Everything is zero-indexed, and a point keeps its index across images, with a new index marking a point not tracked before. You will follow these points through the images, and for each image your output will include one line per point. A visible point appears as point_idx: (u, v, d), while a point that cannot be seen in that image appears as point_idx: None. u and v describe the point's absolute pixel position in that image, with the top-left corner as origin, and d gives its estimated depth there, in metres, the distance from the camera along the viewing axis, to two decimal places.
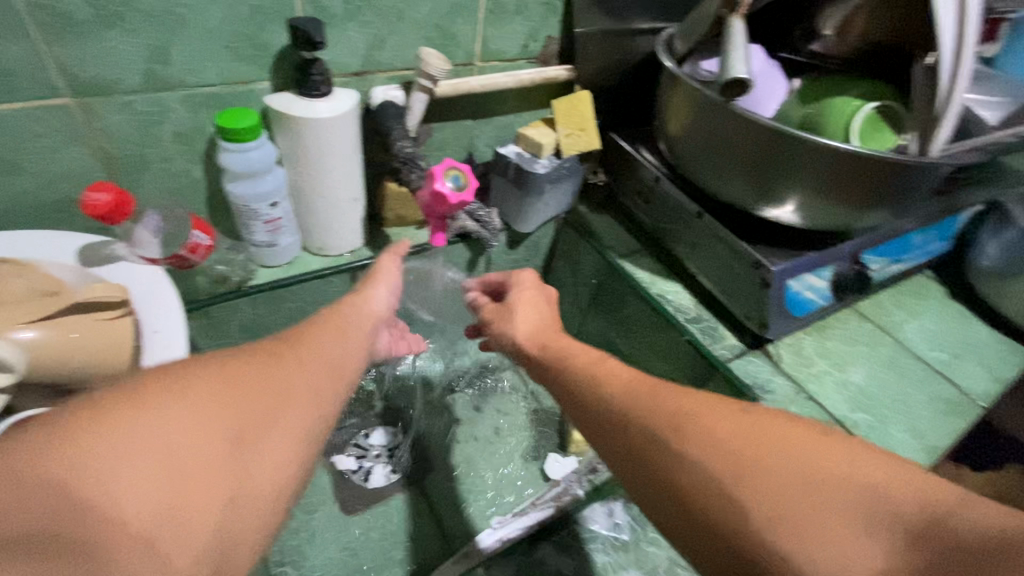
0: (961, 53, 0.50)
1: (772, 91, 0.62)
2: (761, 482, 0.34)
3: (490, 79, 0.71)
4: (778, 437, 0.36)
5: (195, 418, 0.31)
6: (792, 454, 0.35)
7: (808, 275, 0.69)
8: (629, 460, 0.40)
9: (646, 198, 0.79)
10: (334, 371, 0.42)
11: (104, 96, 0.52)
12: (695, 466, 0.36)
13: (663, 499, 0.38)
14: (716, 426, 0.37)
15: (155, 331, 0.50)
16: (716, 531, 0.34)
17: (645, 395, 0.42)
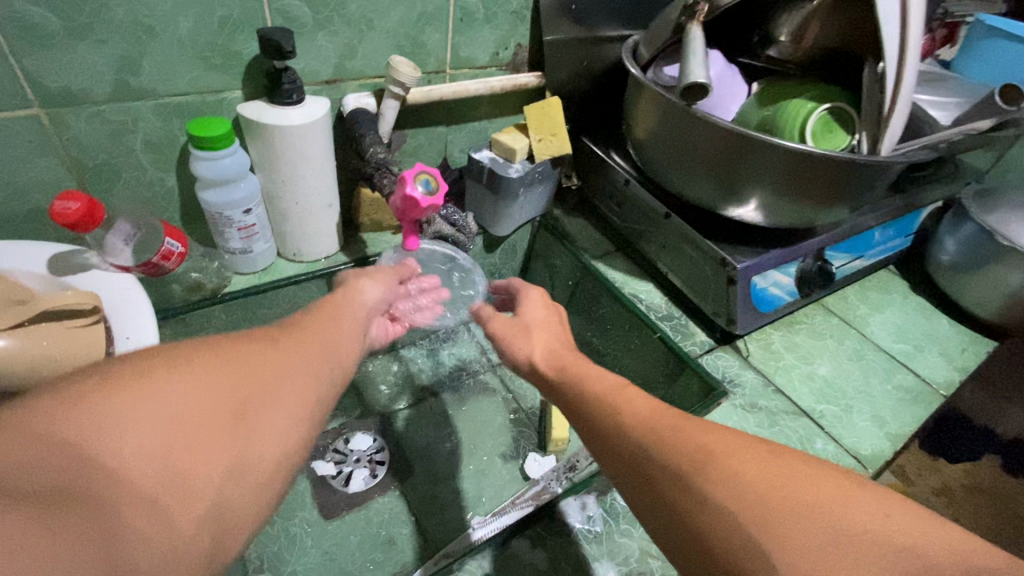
0: (905, 56, 0.53)
1: (730, 95, 0.65)
2: (744, 497, 0.31)
3: (462, 86, 0.73)
4: (768, 459, 0.34)
5: (200, 387, 0.29)
6: (781, 479, 0.32)
7: (773, 272, 0.71)
8: (615, 450, 0.39)
9: (618, 200, 0.81)
10: (336, 355, 0.40)
11: (74, 107, 0.52)
12: (676, 465, 0.35)
13: (673, 528, 0.34)
14: (738, 460, 0.33)
15: (127, 339, 0.50)
16: (693, 529, 0.32)
17: (668, 426, 0.37)
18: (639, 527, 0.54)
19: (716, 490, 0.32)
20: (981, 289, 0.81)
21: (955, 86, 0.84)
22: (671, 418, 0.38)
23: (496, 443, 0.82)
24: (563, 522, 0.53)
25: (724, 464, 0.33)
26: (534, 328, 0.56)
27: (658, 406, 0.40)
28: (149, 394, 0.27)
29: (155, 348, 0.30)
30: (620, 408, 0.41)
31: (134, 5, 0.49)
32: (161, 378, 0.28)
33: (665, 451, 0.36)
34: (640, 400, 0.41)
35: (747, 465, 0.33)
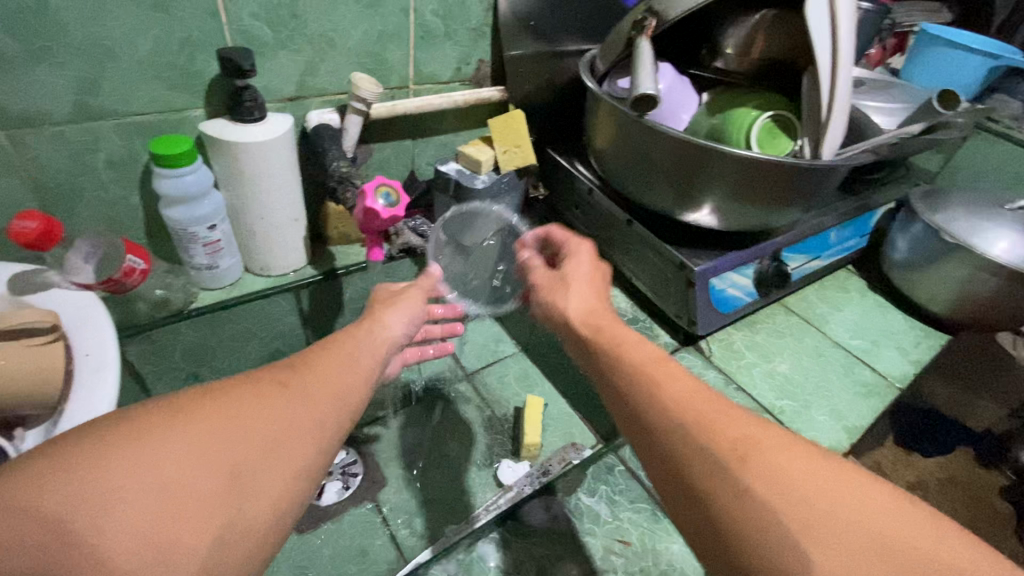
0: (836, 67, 0.56)
1: (681, 104, 0.68)
2: (789, 508, 0.29)
3: (426, 101, 0.75)
4: (814, 472, 0.31)
5: (189, 448, 0.29)
6: (829, 494, 0.30)
7: (731, 274, 0.73)
8: (636, 428, 0.37)
9: (583, 209, 0.83)
10: (339, 400, 0.38)
11: (34, 128, 0.53)
12: (714, 453, 0.32)
13: (686, 508, 0.32)
14: (785, 462, 0.31)
15: (75, 414, 0.46)
16: (720, 529, 0.30)
17: (709, 406, 0.35)
18: (602, 525, 0.55)
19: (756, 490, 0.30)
20: (933, 284, 0.84)
21: (900, 91, 0.88)
22: (712, 409, 0.35)
23: (470, 451, 0.83)
24: (529, 523, 0.54)
25: (769, 472, 0.31)
26: (573, 282, 0.54)
27: (689, 385, 0.37)
28: (138, 467, 0.27)
29: (154, 411, 0.30)
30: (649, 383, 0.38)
31: (93, 28, 0.50)
32: (149, 450, 0.28)
33: (698, 439, 0.33)
34: (656, 380, 0.38)
35: (798, 478, 0.31)
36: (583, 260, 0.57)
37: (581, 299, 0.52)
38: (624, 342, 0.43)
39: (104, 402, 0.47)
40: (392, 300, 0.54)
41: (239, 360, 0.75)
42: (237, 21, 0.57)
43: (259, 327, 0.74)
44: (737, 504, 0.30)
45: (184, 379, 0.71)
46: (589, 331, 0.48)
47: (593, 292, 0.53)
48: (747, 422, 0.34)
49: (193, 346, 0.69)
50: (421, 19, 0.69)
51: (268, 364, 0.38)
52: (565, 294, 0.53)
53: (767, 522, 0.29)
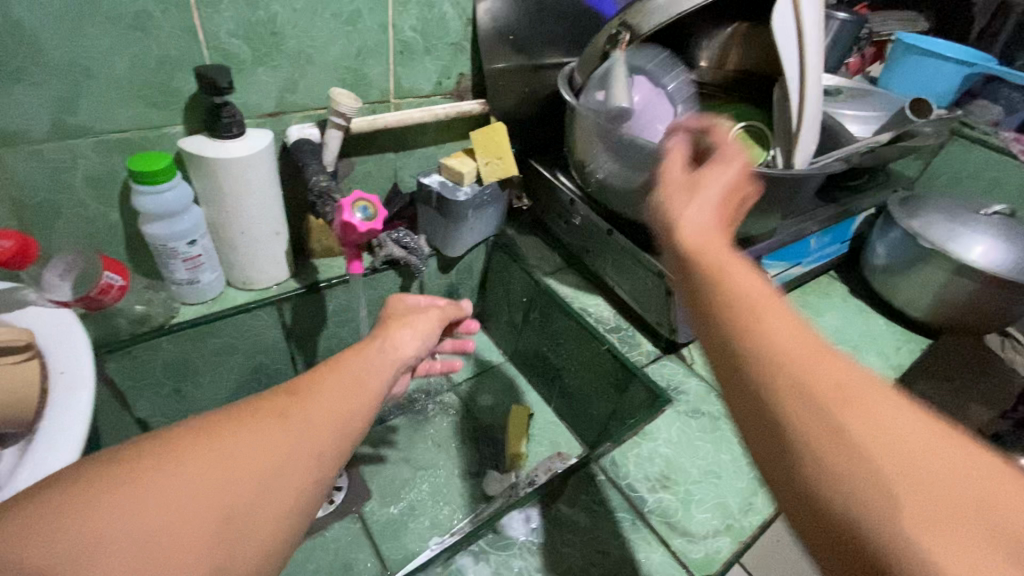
0: (804, 81, 0.58)
1: (658, 115, 0.69)
2: (901, 466, 0.25)
3: (406, 115, 0.75)
4: (937, 437, 0.26)
5: (174, 496, 0.28)
6: (958, 464, 0.25)
7: None
8: (720, 352, 0.32)
9: (566, 218, 0.84)
10: (340, 433, 0.36)
11: (11, 147, 0.53)
12: (817, 396, 0.28)
13: (756, 426, 0.29)
14: (897, 416, 0.27)
15: (37, 459, 0.44)
16: (806, 478, 0.27)
17: (817, 343, 0.30)
18: (581, 536, 0.56)
19: (861, 440, 0.26)
20: (912, 289, 0.85)
21: (877, 99, 0.90)
22: (822, 352, 0.30)
23: (456, 463, 0.83)
24: (507, 535, 0.54)
25: (879, 426, 0.26)
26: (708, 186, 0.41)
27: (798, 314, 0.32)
28: (122, 512, 0.27)
29: (142, 456, 0.29)
30: (743, 305, 0.32)
31: (70, 49, 0.51)
32: (135, 496, 0.27)
33: (799, 379, 0.28)
34: (765, 312, 0.32)
35: (918, 439, 0.26)
36: (730, 172, 0.42)
37: (706, 214, 0.39)
38: (731, 263, 0.35)
39: (77, 422, 0.47)
40: (405, 320, 0.53)
41: (221, 373, 0.75)
42: (215, 39, 0.57)
43: (241, 341, 0.74)
44: (833, 454, 0.26)
45: (166, 394, 0.71)
46: (700, 249, 0.36)
47: (723, 214, 0.40)
48: (856, 370, 0.29)
49: (174, 360, 0.69)
50: (400, 34, 0.69)
51: (269, 390, 0.36)
52: (695, 206, 0.39)
53: (865, 480, 0.25)
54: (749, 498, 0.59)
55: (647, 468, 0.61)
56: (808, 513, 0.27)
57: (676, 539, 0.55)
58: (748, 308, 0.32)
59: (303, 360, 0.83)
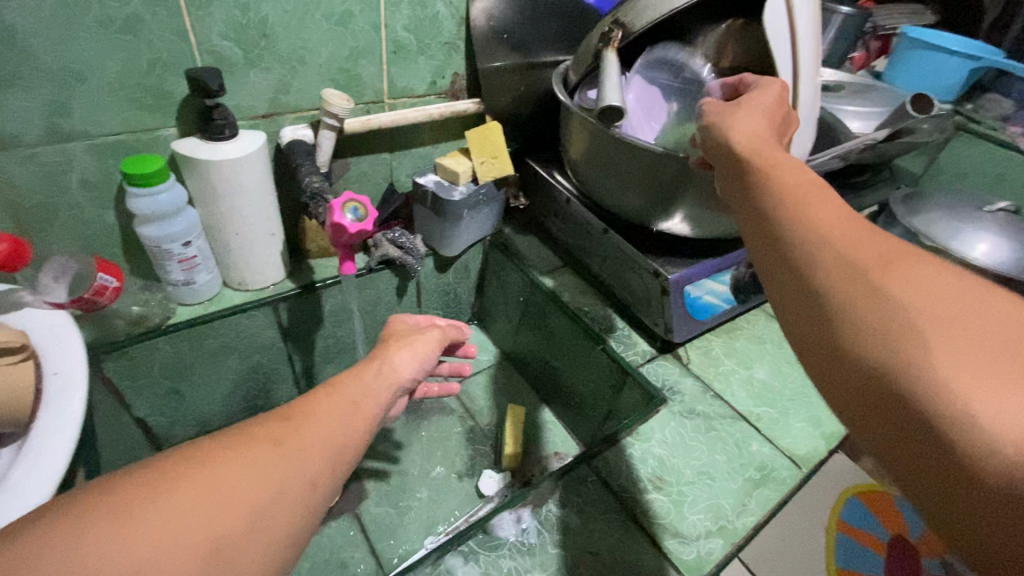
0: (797, 77, 0.57)
1: (654, 113, 0.70)
2: (925, 307, 0.28)
3: (400, 115, 0.75)
4: (958, 285, 0.29)
5: (167, 526, 0.28)
6: (978, 308, 0.28)
7: (706, 280, 0.73)
8: (762, 230, 0.36)
9: (562, 217, 0.83)
10: (334, 459, 0.36)
11: (6, 151, 0.54)
12: (850, 259, 0.31)
13: (792, 286, 0.33)
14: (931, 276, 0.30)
15: (8, 497, 0.43)
16: (830, 317, 0.31)
17: (861, 225, 0.33)
18: (573, 537, 0.55)
19: (887, 291, 0.29)
20: None
21: (879, 95, 0.88)
22: (858, 228, 0.33)
23: (452, 463, 0.83)
24: (498, 535, 0.54)
25: (906, 279, 0.29)
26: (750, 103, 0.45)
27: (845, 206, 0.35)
28: (110, 543, 0.26)
29: (135, 487, 0.29)
30: (786, 191, 0.36)
31: (62, 53, 0.52)
32: (127, 528, 0.27)
33: (833, 248, 0.32)
34: (808, 198, 0.35)
35: (946, 289, 0.29)
36: (770, 95, 0.47)
37: (754, 122, 0.43)
38: (780, 162, 0.38)
39: (69, 425, 0.47)
40: (405, 339, 0.52)
41: (218, 373, 0.75)
42: (206, 41, 0.58)
43: (238, 341, 0.74)
44: (861, 304, 0.30)
45: (164, 394, 0.72)
46: (759, 158, 0.39)
47: (770, 123, 0.44)
48: (892, 243, 0.32)
49: (171, 361, 0.70)
50: (392, 34, 0.69)
51: (261, 416, 0.36)
52: (752, 120, 0.43)
53: (884, 319, 0.29)
54: (742, 499, 0.59)
55: (640, 469, 0.61)
56: (826, 354, 0.31)
57: (668, 540, 0.55)
58: (796, 193, 0.36)
59: (300, 360, 0.83)
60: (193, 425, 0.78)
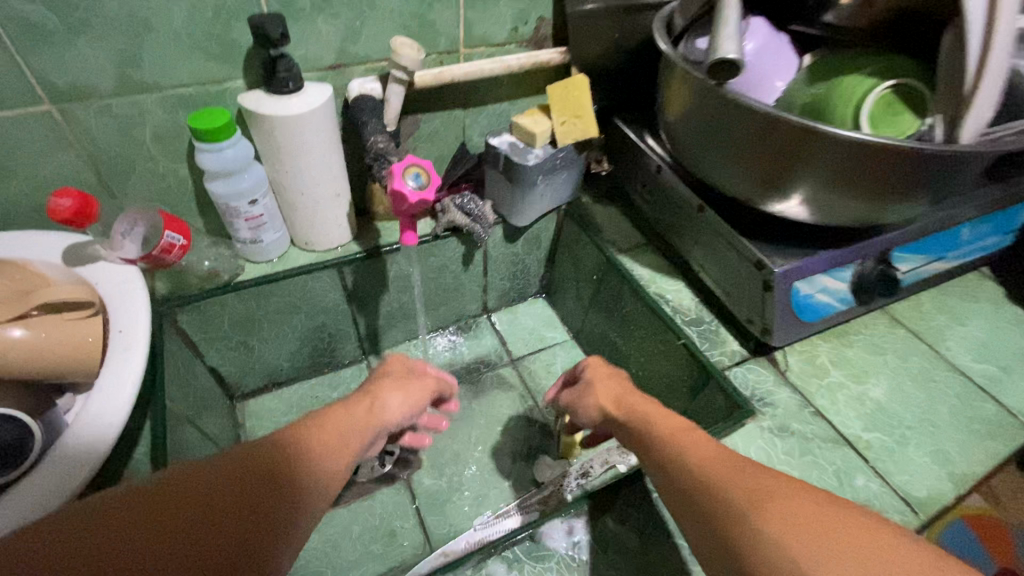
0: (995, 22, 0.42)
1: (778, 69, 0.57)
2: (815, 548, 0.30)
3: (475, 67, 0.67)
4: (825, 516, 0.32)
5: (167, 515, 0.30)
6: (854, 548, 0.30)
7: (820, 277, 0.62)
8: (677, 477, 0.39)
9: (650, 189, 0.73)
10: (318, 477, 0.38)
11: (83, 102, 0.54)
12: (740, 505, 0.34)
13: (709, 534, 0.35)
14: (802, 510, 0.33)
15: (66, 453, 0.44)
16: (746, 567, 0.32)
17: (736, 466, 0.37)
18: (629, 558, 0.50)
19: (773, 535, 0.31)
20: None
21: None
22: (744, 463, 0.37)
23: (509, 443, 0.80)
24: (547, 546, 0.49)
25: (787, 514, 0.32)
26: (598, 376, 0.55)
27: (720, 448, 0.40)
28: (115, 528, 0.29)
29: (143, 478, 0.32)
30: (677, 431, 0.43)
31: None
32: (130, 511, 0.30)
33: (733, 492, 0.35)
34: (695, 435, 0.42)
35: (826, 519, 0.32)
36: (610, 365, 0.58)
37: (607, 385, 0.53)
38: (651, 412, 0.46)
39: (125, 384, 0.48)
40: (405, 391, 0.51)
41: (285, 330, 0.76)
42: None
43: (302, 301, 0.74)
44: (766, 555, 0.31)
45: (234, 346, 0.73)
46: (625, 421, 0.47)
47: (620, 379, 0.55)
48: (762, 478, 0.35)
49: (240, 316, 0.70)
50: None
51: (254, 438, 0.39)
52: (611, 380, 0.54)
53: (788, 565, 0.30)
54: None
55: None
56: None
57: None
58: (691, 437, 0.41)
59: (364, 323, 0.82)
60: (262, 377, 0.80)
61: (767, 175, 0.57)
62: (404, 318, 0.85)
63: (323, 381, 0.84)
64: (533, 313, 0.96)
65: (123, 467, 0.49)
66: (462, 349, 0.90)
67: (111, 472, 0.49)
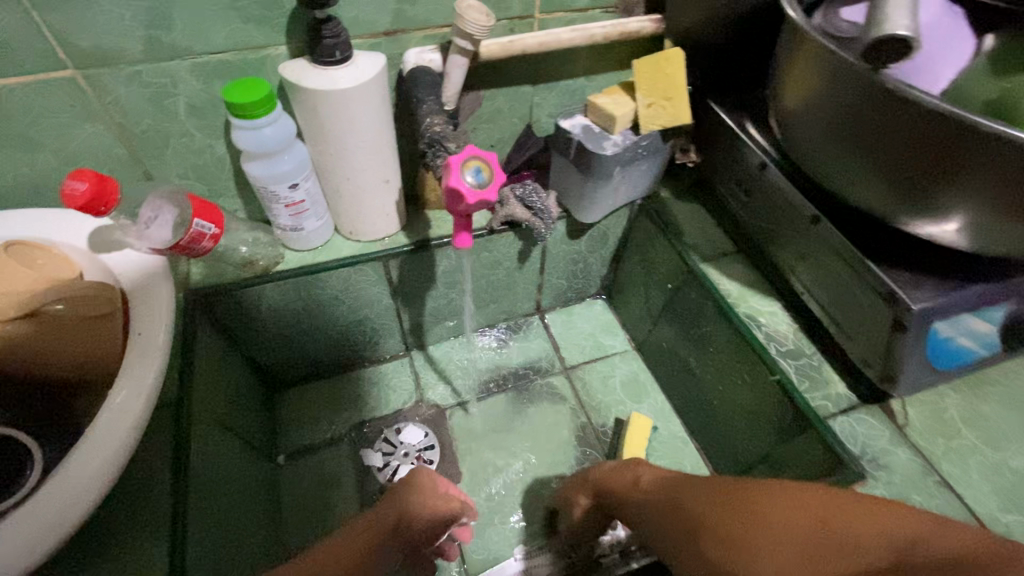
0: None
1: (947, 50, 0.45)
2: (753, 536, 0.37)
3: (552, 36, 0.57)
4: (738, 491, 0.41)
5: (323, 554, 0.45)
6: (761, 501, 0.39)
7: (963, 316, 0.49)
8: (658, 516, 0.47)
9: (748, 189, 0.61)
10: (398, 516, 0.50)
11: (109, 68, 0.48)
12: (690, 516, 0.43)
13: (683, 547, 0.43)
14: (724, 498, 0.42)
15: (65, 479, 0.39)
16: (702, 554, 0.40)
17: (686, 491, 0.46)
18: None
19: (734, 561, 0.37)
20: None
21: None
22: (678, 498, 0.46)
23: (556, 463, 0.73)
24: None
25: (729, 530, 0.39)
26: (589, 473, 0.60)
27: (676, 482, 0.49)
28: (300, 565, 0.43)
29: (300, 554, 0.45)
30: (637, 498, 0.52)
31: None
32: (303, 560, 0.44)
33: (687, 510, 0.44)
34: (640, 490, 0.52)
35: (737, 496, 0.41)
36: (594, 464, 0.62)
37: (603, 474, 0.58)
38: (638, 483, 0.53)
39: (136, 400, 0.43)
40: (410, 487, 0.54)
41: (325, 324, 0.70)
42: None
43: (344, 294, 0.68)
44: (709, 542, 0.40)
45: (271, 338, 0.69)
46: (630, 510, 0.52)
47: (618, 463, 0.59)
48: (700, 488, 0.45)
49: (279, 308, 0.65)
50: None
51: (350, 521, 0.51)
52: (578, 485, 0.60)
53: (719, 537, 0.39)
54: None
55: None
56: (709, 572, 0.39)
57: None
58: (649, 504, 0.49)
59: (409, 317, 0.75)
60: (301, 368, 0.75)
61: (919, 191, 0.45)
62: (452, 316, 0.78)
63: (363, 376, 0.79)
64: (592, 316, 0.87)
65: (154, 476, 0.45)
66: (512, 351, 0.83)
67: (141, 486, 0.45)
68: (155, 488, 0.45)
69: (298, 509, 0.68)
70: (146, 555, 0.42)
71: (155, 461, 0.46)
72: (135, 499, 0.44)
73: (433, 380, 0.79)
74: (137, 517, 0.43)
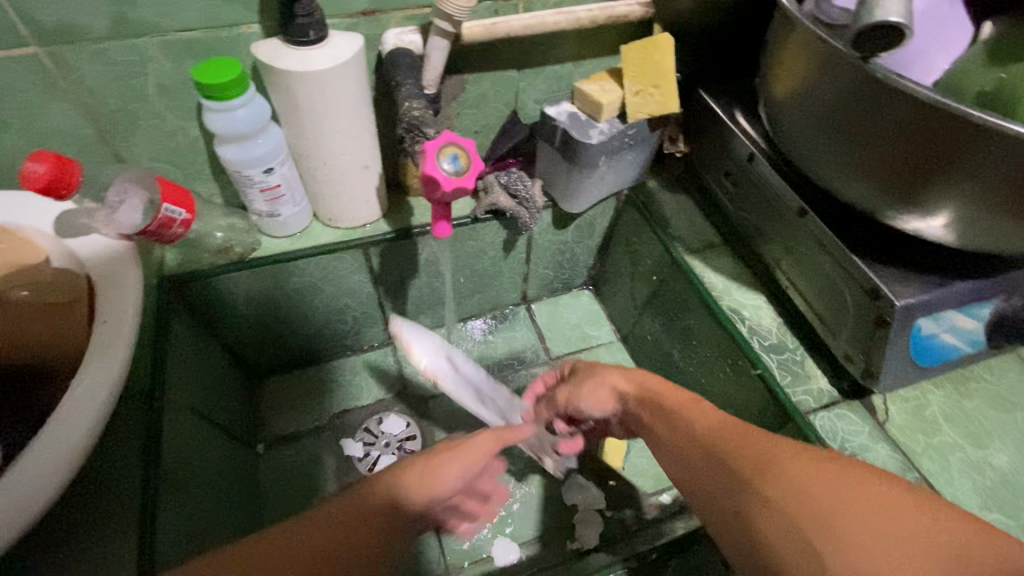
0: None
1: (938, 41, 0.44)
2: (843, 519, 0.32)
3: (537, 19, 0.55)
4: (825, 467, 0.36)
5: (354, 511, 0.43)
6: (849, 487, 0.34)
7: (949, 314, 0.48)
8: (708, 468, 0.41)
9: (735, 181, 0.60)
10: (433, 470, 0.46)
11: (74, 45, 0.46)
12: (750, 474, 0.37)
13: (724, 504, 0.38)
14: (805, 466, 0.36)
15: (24, 470, 0.38)
16: (772, 520, 0.35)
17: (740, 441, 0.40)
18: None
19: (797, 519, 0.33)
20: None
21: None
22: (744, 434, 0.40)
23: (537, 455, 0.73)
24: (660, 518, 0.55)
25: (808, 495, 0.34)
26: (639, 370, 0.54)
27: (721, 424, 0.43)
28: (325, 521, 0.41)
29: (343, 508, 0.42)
30: (688, 422, 0.45)
31: None
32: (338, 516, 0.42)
33: (755, 464, 0.38)
34: (692, 418, 0.45)
35: (839, 477, 0.34)
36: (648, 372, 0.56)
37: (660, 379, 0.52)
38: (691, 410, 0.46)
39: (100, 390, 0.41)
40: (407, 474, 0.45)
41: (305, 311, 0.69)
42: None
43: (323, 282, 0.66)
44: (787, 515, 0.34)
45: (250, 325, 0.67)
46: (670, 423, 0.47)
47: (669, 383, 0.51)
48: (781, 450, 0.38)
49: (256, 295, 0.64)
50: None
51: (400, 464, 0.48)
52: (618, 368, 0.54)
53: (804, 512, 0.33)
54: None
55: None
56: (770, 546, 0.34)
57: None
58: (673, 434, 0.45)
59: (391, 306, 0.74)
60: (283, 356, 0.74)
61: (907, 185, 0.43)
62: (436, 305, 0.77)
63: (345, 365, 0.78)
64: (578, 307, 0.86)
65: (122, 465, 0.45)
66: (496, 341, 0.82)
67: (109, 475, 0.44)
68: (122, 478, 0.44)
69: (277, 497, 0.68)
70: (111, 546, 0.41)
71: (123, 449, 0.45)
72: (102, 489, 0.43)
73: (416, 369, 0.79)
74: (103, 507, 0.42)
